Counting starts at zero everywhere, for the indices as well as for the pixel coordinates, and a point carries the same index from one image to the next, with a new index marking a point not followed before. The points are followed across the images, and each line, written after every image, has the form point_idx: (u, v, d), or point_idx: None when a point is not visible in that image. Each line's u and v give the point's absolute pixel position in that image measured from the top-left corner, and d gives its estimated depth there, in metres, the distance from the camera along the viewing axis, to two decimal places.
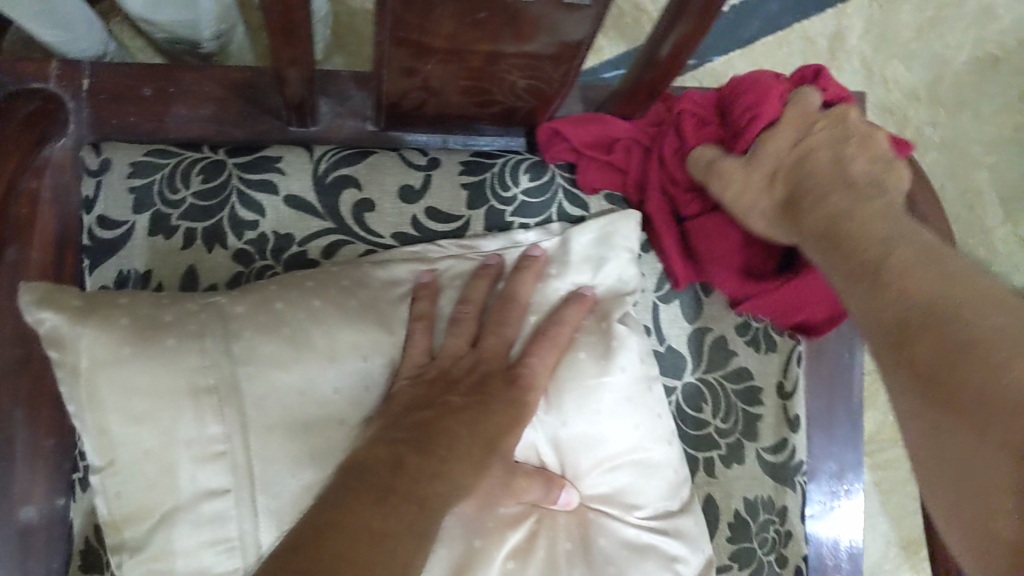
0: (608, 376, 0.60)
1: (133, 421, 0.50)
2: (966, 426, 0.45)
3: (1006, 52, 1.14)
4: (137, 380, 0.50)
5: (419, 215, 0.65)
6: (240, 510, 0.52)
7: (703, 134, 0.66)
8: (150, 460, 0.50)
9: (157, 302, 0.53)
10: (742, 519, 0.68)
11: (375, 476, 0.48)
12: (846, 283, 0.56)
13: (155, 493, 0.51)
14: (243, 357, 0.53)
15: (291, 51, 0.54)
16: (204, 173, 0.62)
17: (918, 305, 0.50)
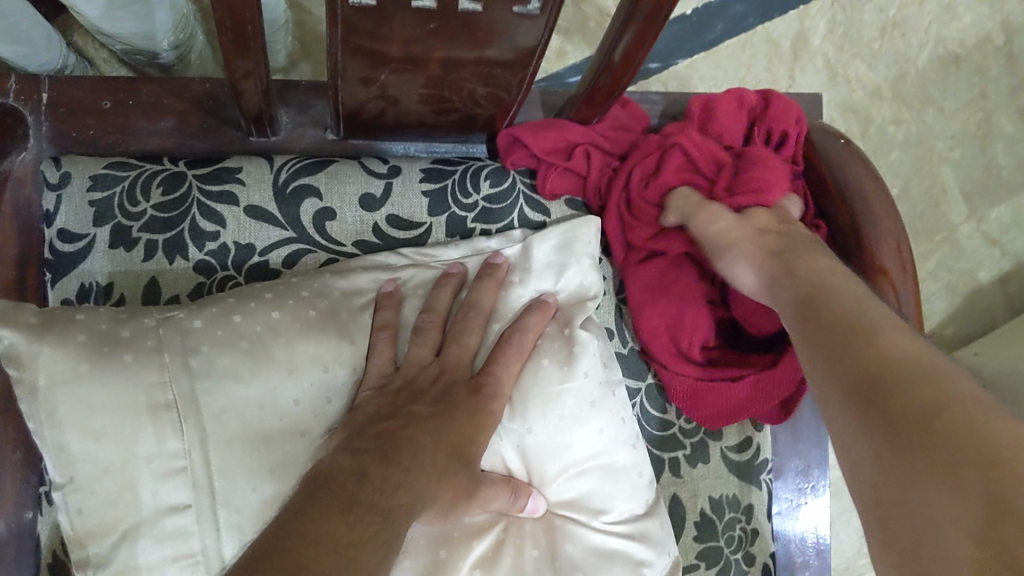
0: (570, 382, 0.60)
1: (91, 438, 0.50)
2: (928, 469, 0.44)
3: (967, 49, 1.15)
4: (95, 398, 0.50)
5: (380, 223, 0.65)
6: (202, 524, 0.52)
7: (684, 175, 0.69)
8: (110, 476, 0.50)
9: (113, 318, 0.53)
10: (709, 519, 0.68)
11: (341, 486, 0.48)
12: (822, 336, 0.55)
13: (117, 509, 0.51)
14: (201, 372, 0.53)
15: (246, 64, 0.54)
16: (164, 185, 0.62)
17: (896, 364, 0.50)
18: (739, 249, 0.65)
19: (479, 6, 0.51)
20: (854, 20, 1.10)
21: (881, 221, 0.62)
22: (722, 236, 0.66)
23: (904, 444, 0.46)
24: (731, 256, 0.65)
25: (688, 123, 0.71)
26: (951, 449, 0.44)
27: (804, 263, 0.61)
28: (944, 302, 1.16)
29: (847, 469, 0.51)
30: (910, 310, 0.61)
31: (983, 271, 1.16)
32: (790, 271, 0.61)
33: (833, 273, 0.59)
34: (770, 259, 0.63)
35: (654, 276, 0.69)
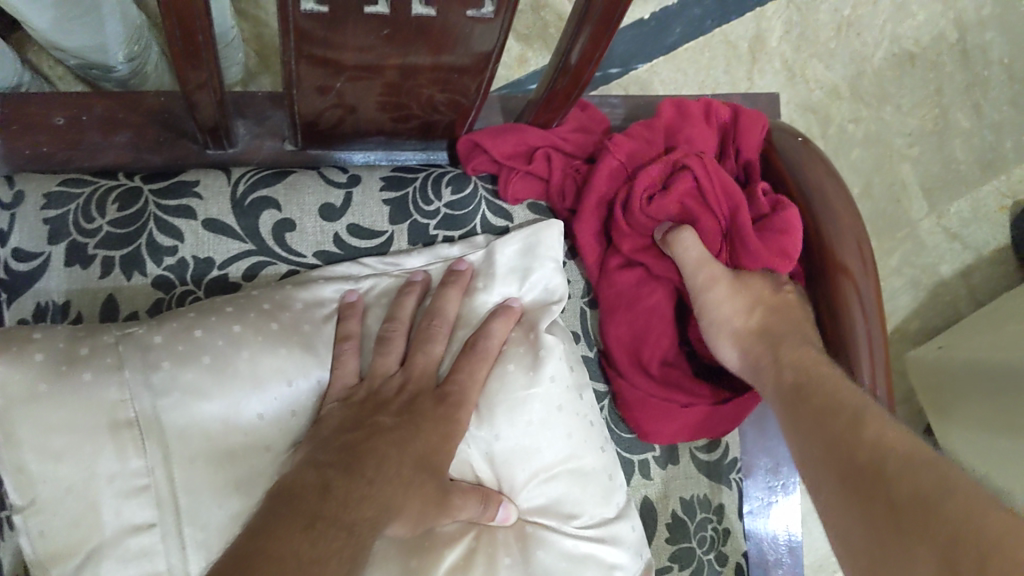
0: (537, 388, 0.59)
1: (50, 459, 0.49)
2: (914, 555, 0.47)
3: (922, 48, 1.16)
4: (54, 418, 0.49)
5: (341, 233, 0.64)
6: (167, 544, 0.52)
7: (685, 198, 0.65)
8: (72, 497, 0.49)
9: (71, 335, 0.52)
10: (680, 520, 0.68)
11: (302, 502, 0.47)
12: (805, 424, 0.58)
13: (80, 531, 0.50)
14: (163, 389, 0.52)
15: (197, 75, 0.53)
16: (119, 201, 0.61)
17: (877, 451, 0.53)
18: (727, 325, 0.66)
19: (432, 11, 0.50)
20: (811, 20, 1.11)
21: (840, 219, 0.62)
22: (720, 309, 0.65)
23: (891, 528, 0.49)
24: (715, 333, 0.67)
25: (655, 122, 0.69)
26: (946, 532, 0.46)
27: (784, 352, 0.63)
28: (909, 298, 1.16)
29: (843, 548, 0.53)
30: (873, 310, 0.60)
31: (946, 265, 1.17)
32: (767, 356, 0.64)
33: (808, 356, 0.61)
34: (756, 347, 0.65)
35: (630, 287, 0.68)
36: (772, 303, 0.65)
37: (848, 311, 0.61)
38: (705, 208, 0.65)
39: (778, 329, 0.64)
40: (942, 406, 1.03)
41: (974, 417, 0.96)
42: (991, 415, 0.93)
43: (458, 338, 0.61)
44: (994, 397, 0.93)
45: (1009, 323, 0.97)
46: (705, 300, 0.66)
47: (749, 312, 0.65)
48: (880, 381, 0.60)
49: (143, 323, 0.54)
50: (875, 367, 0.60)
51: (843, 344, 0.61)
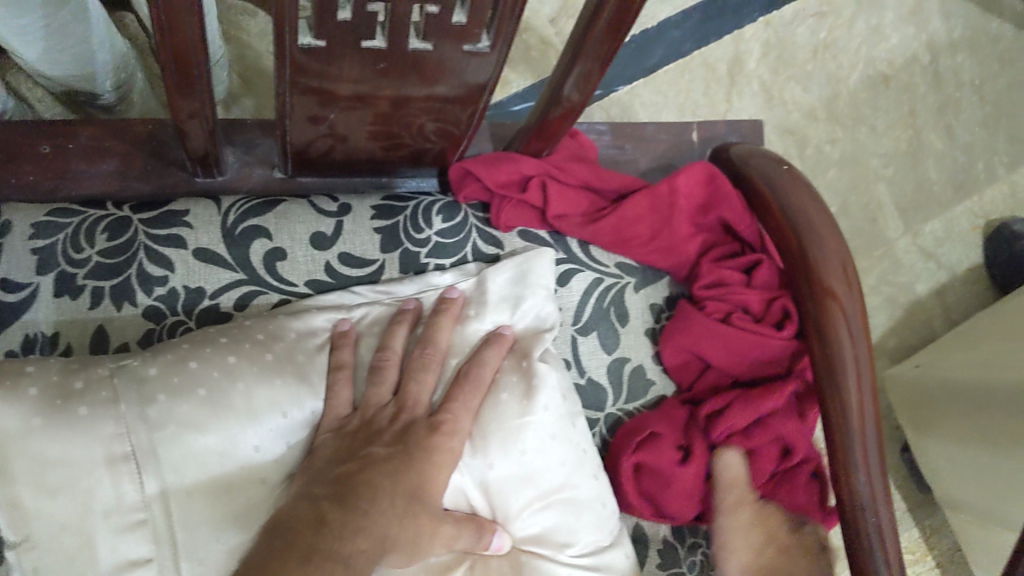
0: (531, 416, 0.60)
1: (46, 493, 0.48)
2: None
3: (895, 70, 1.19)
4: (50, 451, 0.49)
5: (332, 262, 0.64)
6: None
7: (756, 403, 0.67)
8: (68, 533, 0.49)
9: (65, 368, 0.52)
10: (670, 545, 0.68)
11: (299, 537, 0.48)
12: None
13: (75, 567, 0.49)
14: (159, 422, 0.51)
15: (189, 104, 0.53)
16: (109, 231, 0.61)
17: None
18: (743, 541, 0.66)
19: (429, 45, 0.51)
20: (788, 44, 1.15)
21: (827, 246, 0.62)
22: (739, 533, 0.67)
23: None
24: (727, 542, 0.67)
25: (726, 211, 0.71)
26: None
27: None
28: (886, 316, 1.14)
29: None
30: (859, 334, 0.61)
31: (920, 284, 1.15)
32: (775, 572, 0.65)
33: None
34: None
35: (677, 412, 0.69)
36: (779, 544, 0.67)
37: (832, 333, 0.60)
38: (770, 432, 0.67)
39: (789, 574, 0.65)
40: (921, 419, 1.04)
41: (952, 431, 0.97)
42: (968, 430, 0.95)
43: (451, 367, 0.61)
44: (972, 414, 0.94)
45: (983, 341, 0.99)
46: (738, 513, 0.67)
47: (761, 548, 0.66)
48: (866, 404, 0.60)
49: (136, 355, 0.54)
50: (862, 392, 0.60)
51: (826, 369, 0.61)
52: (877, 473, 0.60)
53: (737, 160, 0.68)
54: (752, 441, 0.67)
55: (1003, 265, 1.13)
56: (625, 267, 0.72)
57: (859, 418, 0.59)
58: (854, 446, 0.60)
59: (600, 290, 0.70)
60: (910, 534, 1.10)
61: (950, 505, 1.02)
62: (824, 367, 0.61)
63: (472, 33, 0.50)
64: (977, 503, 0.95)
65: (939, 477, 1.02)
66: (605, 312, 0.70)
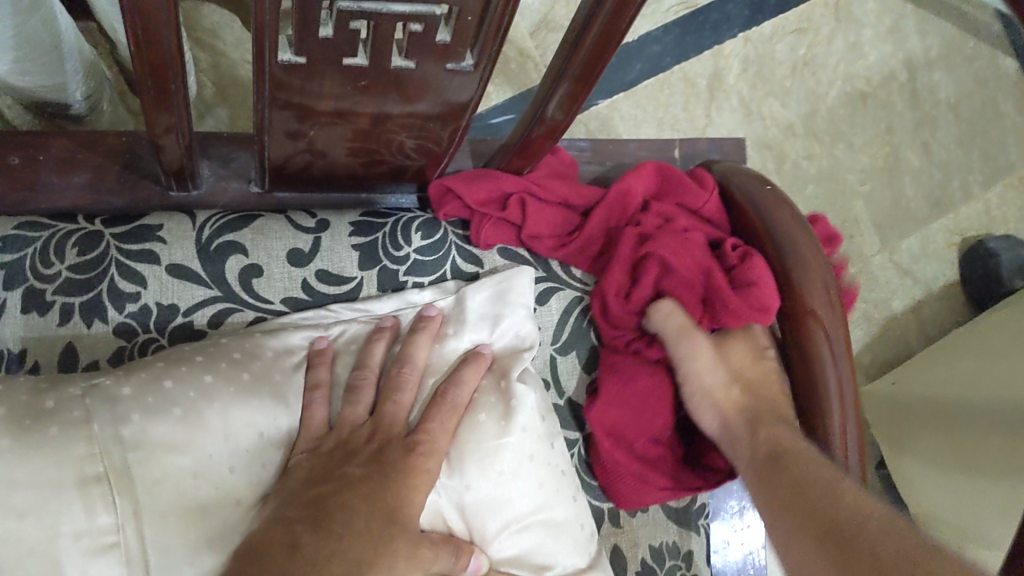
0: (509, 437, 0.59)
1: (12, 516, 0.45)
2: (847, 551, 0.50)
3: (873, 87, 1.20)
4: (17, 475, 0.45)
5: (309, 279, 0.63)
6: None
7: (651, 271, 0.66)
8: (33, 559, 0.45)
9: (34, 389, 0.50)
10: (650, 568, 0.67)
11: (269, 561, 0.45)
12: (754, 432, 0.63)
13: None
14: (134, 441, 0.50)
15: (166, 118, 0.52)
16: (79, 246, 0.59)
17: (795, 460, 0.58)
18: (712, 397, 0.66)
19: (411, 63, 0.50)
20: (767, 59, 1.15)
21: (810, 268, 0.62)
22: (706, 380, 0.66)
23: (824, 527, 0.52)
24: (700, 402, 0.67)
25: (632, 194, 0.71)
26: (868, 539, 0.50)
27: (764, 431, 0.63)
28: (861, 332, 1.14)
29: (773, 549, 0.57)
30: (842, 358, 0.60)
31: (897, 300, 1.16)
32: (755, 416, 0.64)
33: (780, 425, 0.62)
34: (737, 420, 0.65)
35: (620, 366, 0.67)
36: (751, 376, 0.67)
37: (817, 356, 0.60)
38: (672, 278, 0.66)
39: (760, 409, 0.65)
40: (900, 438, 1.03)
41: (935, 448, 0.96)
42: (949, 447, 0.94)
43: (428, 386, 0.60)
44: (958, 430, 0.93)
45: (958, 359, 0.98)
46: (698, 356, 0.66)
47: (731, 384, 0.66)
48: (850, 432, 0.60)
49: (108, 373, 0.53)
50: (846, 422, 0.60)
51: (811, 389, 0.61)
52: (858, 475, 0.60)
53: (721, 182, 0.70)
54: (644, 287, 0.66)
55: (980, 281, 1.14)
56: None
57: (841, 439, 0.60)
58: (837, 456, 0.59)
59: (581, 308, 0.70)
60: None
61: None
62: (809, 387, 0.61)
63: (455, 52, 0.49)
64: (946, 516, 0.92)
65: (916, 496, 1.01)
66: (586, 331, 0.69)
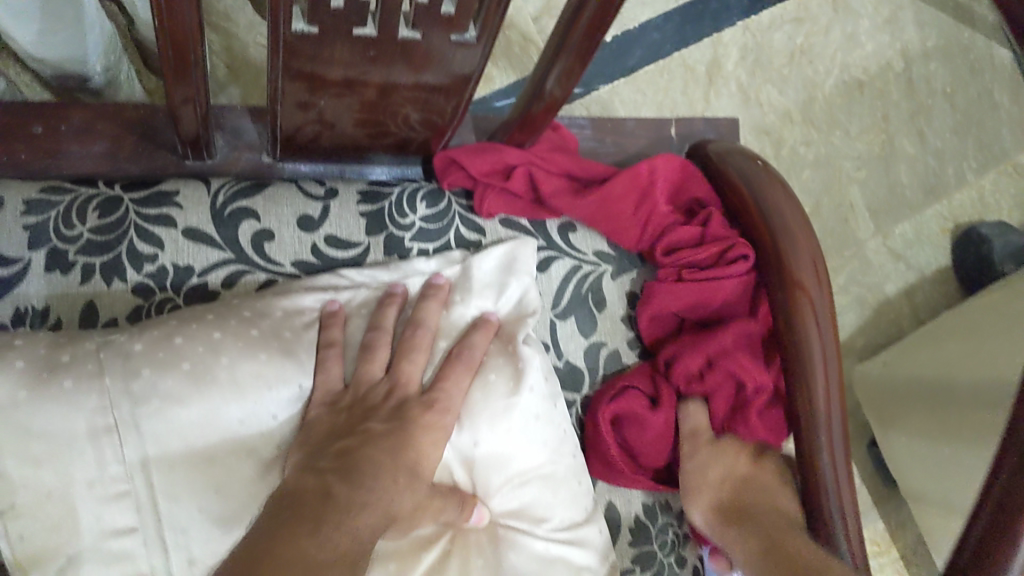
0: (517, 398, 0.62)
1: (29, 463, 0.50)
2: None
3: (869, 76, 1.22)
4: (34, 421, 0.51)
5: (318, 243, 0.66)
6: (148, 546, 0.53)
7: (717, 375, 0.69)
8: (51, 502, 0.51)
9: (54, 343, 0.54)
10: (641, 524, 0.70)
11: (306, 505, 0.49)
12: (743, 532, 0.66)
13: (57, 536, 0.51)
14: (144, 396, 0.53)
15: (185, 89, 0.55)
16: (100, 209, 0.62)
17: (783, 547, 0.61)
18: (702, 493, 0.69)
19: (417, 35, 0.53)
20: (766, 47, 1.18)
21: (799, 243, 0.65)
22: (702, 480, 0.69)
23: None
24: (691, 493, 0.69)
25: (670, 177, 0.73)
26: None
27: (752, 526, 0.65)
28: (855, 314, 1.17)
29: None
30: (826, 329, 0.63)
31: (890, 284, 1.18)
32: (744, 518, 0.66)
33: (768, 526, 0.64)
34: (724, 521, 0.67)
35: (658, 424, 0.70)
36: (747, 476, 0.69)
37: (803, 335, 0.63)
38: (727, 381, 0.70)
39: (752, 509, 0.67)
40: (885, 413, 1.07)
41: (917, 422, 1.00)
42: (931, 420, 0.98)
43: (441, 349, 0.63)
44: (948, 408, 0.95)
45: (947, 338, 1.01)
46: (697, 451, 0.69)
47: (721, 484, 0.69)
48: (833, 393, 0.62)
49: (125, 331, 0.56)
50: (830, 400, 0.62)
51: (795, 365, 0.63)
52: (843, 467, 0.62)
53: (714, 159, 0.73)
54: (707, 383, 0.70)
55: (972, 266, 1.16)
56: (603, 255, 0.73)
57: (826, 418, 0.62)
58: (821, 431, 0.62)
59: (579, 275, 0.72)
60: (875, 526, 1.13)
61: (913, 499, 1.04)
62: (793, 364, 0.63)
63: (460, 23, 0.52)
64: (936, 493, 0.97)
65: (902, 467, 1.04)
66: (583, 298, 0.72)
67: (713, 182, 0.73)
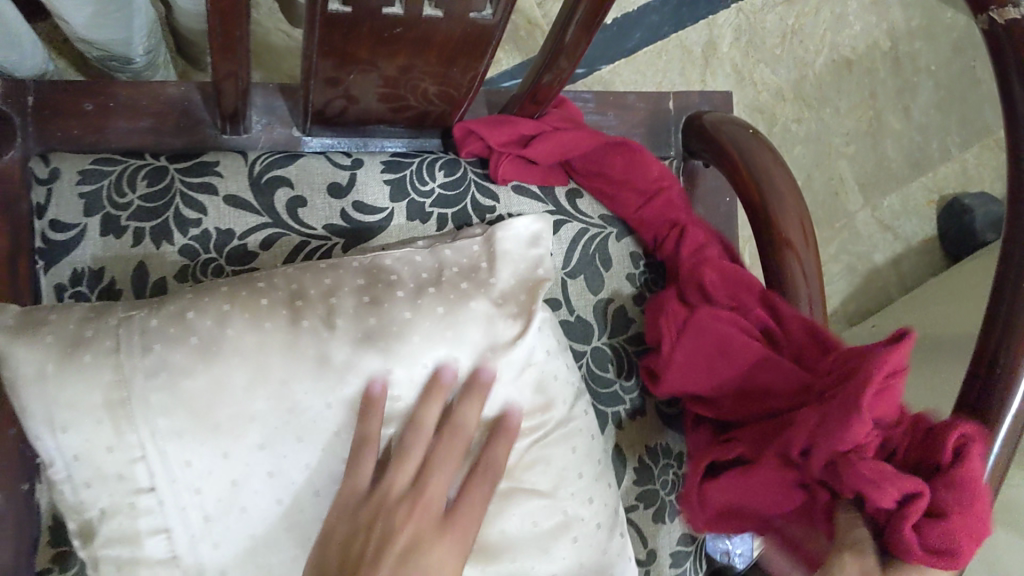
0: (534, 359, 0.67)
1: (58, 430, 0.55)
2: None
3: (858, 55, 1.27)
4: (58, 395, 0.55)
5: (347, 208, 0.72)
6: (164, 505, 0.57)
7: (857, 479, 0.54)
8: (78, 464, 0.56)
9: (82, 319, 0.58)
10: (646, 465, 0.78)
11: None
12: None
13: (94, 490, 0.57)
14: (152, 370, 0.57)
15: (230, 65, 0.61)
16: (148, 178, 0.68)
17: None
18: None
19: (440, 13, 0.58)
20: (758, 28, 1.23)
21: (785, 199, 0.71)
22: None
23: None
24: None
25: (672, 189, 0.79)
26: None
27: None
28: (845, 281, 1.28)
29: None
30: (812, 275, 0.72)
31: (879, 253, 1.29)
32: None
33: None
34: None
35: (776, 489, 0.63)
36: None
37: (791, 277, 0.72)
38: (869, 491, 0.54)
39: None
40: None
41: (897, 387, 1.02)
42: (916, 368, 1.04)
43: (475, 306, 0.65)
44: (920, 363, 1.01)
45: (938, 300, 1.08)
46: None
47: None
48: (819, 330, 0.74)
49: (146, 307, 0.60)
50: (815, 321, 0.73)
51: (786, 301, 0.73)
52: None
53: (708, 127, 0.78)
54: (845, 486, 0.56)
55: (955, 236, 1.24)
56: (608, 219, 0.80)
57: None
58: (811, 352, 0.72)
59: (585, 238, 0.78)
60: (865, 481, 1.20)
61: None
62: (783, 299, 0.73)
63: (478, 2, 0.58)
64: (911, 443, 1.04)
65: None
66: (591, 258, 0.78)
67: (707, 146, 0.79)
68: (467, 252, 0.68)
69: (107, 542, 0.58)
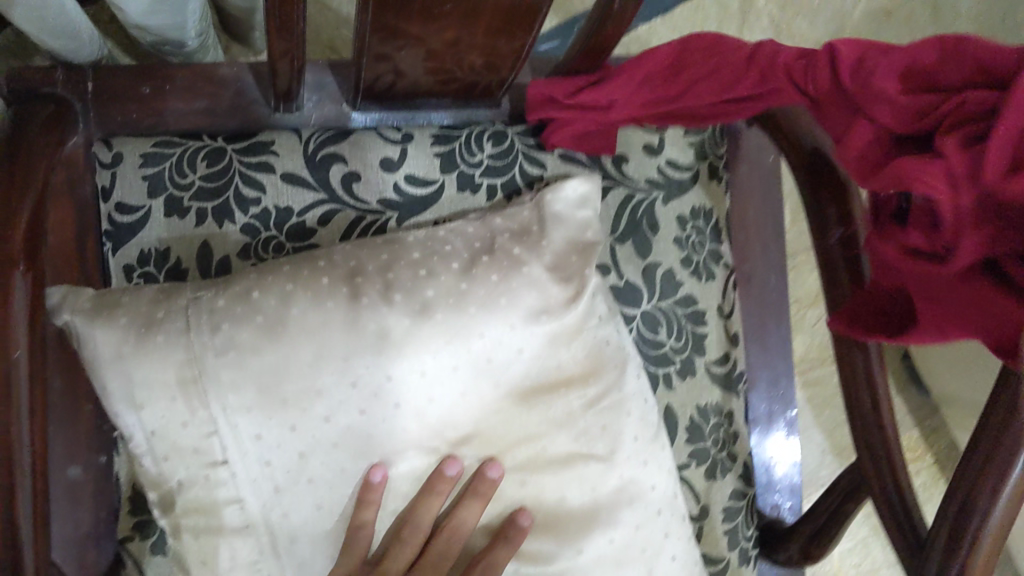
0: (587, 325, 0.69)
1: (136, 407, 0.58)
2: None
3: (895, 5, 1.27)
4: (136, 374, 0.58)
5: (399, 182, 0.74)
6: (238, 476, 0.60)
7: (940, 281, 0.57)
8: (155, 439, 0.59)
9: (153, 301, 0.61)
10: (696, 424, 0.80)
11: None
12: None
13: (172, 463, 0.59)
14: (222, 349, 0.59)
15: (285, 44, 0.62)
16: (208, 159, 0.70)
17: None
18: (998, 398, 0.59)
19: None
20: None
21: None
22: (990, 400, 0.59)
23: None
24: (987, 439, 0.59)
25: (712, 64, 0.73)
26: None
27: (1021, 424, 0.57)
28: None
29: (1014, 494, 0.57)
30: None
31: None
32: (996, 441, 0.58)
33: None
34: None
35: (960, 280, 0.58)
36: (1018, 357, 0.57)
37: None
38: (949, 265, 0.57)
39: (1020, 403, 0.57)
40: None
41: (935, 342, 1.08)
42: None
43: (528, 273, 0.66)
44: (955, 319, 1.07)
45: None
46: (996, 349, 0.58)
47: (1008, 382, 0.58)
48: None
49: (212, 286, 0.62)
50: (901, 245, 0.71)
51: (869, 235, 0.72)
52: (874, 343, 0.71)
53: None
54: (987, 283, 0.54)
55: None
56: (655, 182, 0.80)
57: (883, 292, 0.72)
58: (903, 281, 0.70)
59: (632, 203, 0.79)
60: None
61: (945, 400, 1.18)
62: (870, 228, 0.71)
63: None
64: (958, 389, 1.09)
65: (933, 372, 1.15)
66: (638, 223, 0.79)
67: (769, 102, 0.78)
68: (517, 218, 0.70)
69: (186, 510, 0.61)
